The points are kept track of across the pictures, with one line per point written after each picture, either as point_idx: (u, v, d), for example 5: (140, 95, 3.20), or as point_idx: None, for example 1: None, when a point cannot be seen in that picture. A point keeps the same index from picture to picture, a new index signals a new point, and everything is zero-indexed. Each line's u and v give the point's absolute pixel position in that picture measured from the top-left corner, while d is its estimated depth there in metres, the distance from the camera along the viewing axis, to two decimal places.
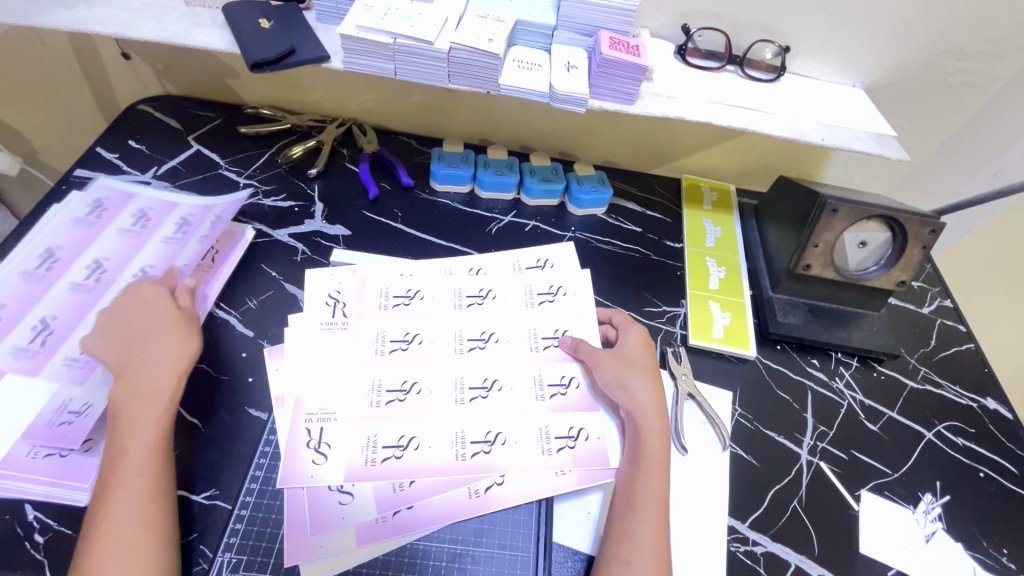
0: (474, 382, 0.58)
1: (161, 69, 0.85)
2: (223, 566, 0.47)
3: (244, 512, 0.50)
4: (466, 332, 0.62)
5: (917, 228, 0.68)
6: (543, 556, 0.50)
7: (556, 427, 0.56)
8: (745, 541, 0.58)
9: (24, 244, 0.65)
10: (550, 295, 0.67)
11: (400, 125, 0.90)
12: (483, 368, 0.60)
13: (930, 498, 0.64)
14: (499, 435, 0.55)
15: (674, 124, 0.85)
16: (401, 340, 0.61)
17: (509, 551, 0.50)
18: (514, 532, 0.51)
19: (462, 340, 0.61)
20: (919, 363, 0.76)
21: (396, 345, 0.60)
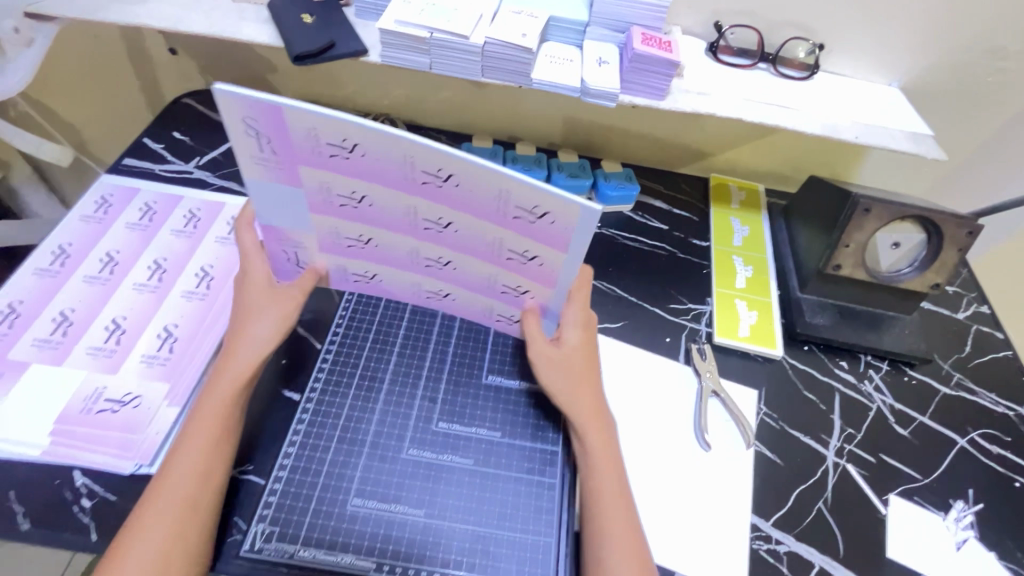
0: (429, 253, 0.51)
1: (205, 63, 0.88)
2: (257, 535, 0.48)
3: (277, 485, 0.51)
4: (422, 250, 0.51)
5: (954, 230, 0.67)
6: (566, 543, 0.51)
7: (506, 278, 0.51)
8: (768, 540, 0.58)
9: (68, 224, 0.68)
10: (529, 215, 0.44)
11: (430, 121, 0.91)
12: (443, 286, 0.55)
13: (961, 505, 0.62)
14: (451, 261, 0.51)
15: (703, 121, 0.85)
16: (354, 239, 0.51)
17: (531, 535, 0.51)
18: (536, 517, 0.52)
19: (417, 257, 0.52)
20: (953, 369, 0.74)
21: (350, 242, 0.52)
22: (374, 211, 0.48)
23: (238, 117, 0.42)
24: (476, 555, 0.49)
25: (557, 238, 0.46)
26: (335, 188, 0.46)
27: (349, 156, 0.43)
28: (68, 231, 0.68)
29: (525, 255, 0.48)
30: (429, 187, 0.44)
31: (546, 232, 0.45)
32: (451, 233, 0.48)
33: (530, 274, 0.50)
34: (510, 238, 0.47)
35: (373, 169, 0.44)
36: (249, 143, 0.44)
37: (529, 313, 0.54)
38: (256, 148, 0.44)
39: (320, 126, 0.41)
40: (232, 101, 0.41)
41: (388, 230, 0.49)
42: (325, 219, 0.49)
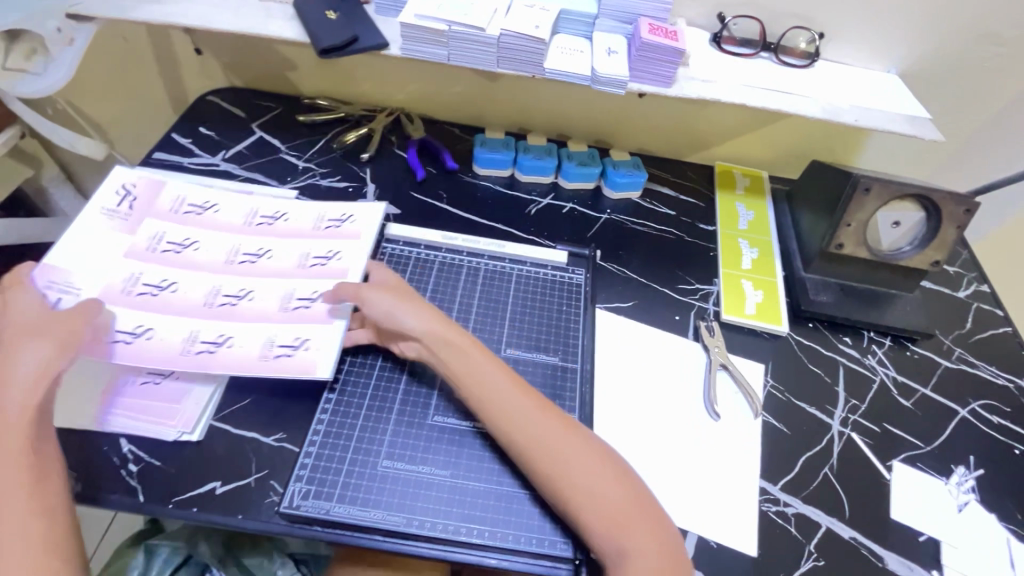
0: (229, 290, 0.62)
1: (229, 63, 0.92)
2: (295, 494, 0.52)
3: (312, 449, 0.55)
4: (297, 292, 0.63)
5: (951, 208, 0.70)
6: None
7: (300, 291, 0.63)
8: (776, 502, 0.60)
9: None
10: (337, 222, 0.70)
11: (443, 115, 0.95)
12: (298, 329, 0.60)
13: (963, 471, 0.65)
14: (249, 293, 0.63)
15: (707, 110, 0.88)
16: (233, 296, 0.62)
17: None
18: None
19: (215, 295, 0.62)
20: (954, 344, 0.77)
21: (226, 300, 0.62)
22: (269, 261, 0.66)
23: (123, 186, 0.69)
24: (499, 510, 0.53)
25: (356, 232, 0.69)
26: (167, 237, 0.66)
27: (201, 212, 0.69)
28: None
29: (326, 257, 0.66)
30: (262, 226, 0.69)
31: (344, 232, 0.69)
32: (263, 260, 0.66)
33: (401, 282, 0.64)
34: (314, 247, 0.67)
35: (212, 221, 0.69)
36: (114, 200, 0.67)
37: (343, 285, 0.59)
38: (121, 206, 0.67)
39: (189, 193, 0.71)
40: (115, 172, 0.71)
41: (192, 271, 0.63)
42: (134, 263, 0.63)
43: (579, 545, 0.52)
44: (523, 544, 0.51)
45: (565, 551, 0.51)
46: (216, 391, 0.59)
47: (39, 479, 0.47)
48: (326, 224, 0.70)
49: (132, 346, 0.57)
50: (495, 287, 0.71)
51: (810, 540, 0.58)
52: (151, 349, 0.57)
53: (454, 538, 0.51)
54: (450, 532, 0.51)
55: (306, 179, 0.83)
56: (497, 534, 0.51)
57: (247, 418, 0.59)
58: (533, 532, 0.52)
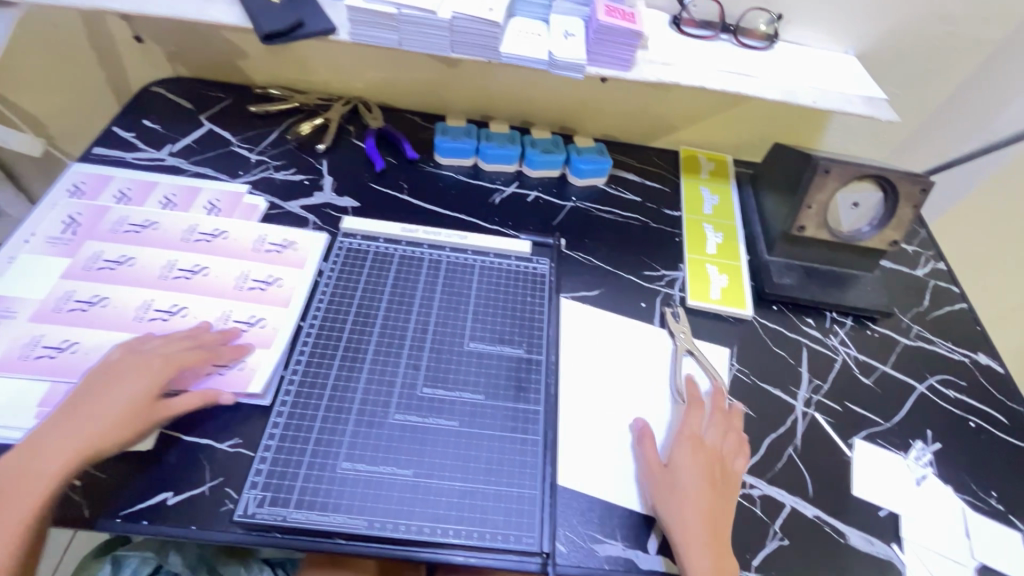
0: (161, 305, 0.62)
1: (173, 51, 0.87)
2: (250, 501, 0.51)
3: (267, 454, 0.53)
4: (233, 313, 0.62)
5: (909, 187, 0.70)
6: (548, 493, 0.55)
7: (238, 311, 0.63)
8: (742, 485, 0.60)
9: (42, 213, 0.68)
10: (279, 246, 0.69)
11: (403, 103, 0.92)
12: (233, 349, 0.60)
13: (921, 445, 0.66)
14: (183, 309, 0.62)
15: (671, 94, 0.87)
16: (164, 311, 0.61)
17: (516, 488, 0.55)
18: (521, 471, 0.56)
19: (146, 310, 0.61)
20: (912, 322, 0.78)
21: (157, 315, 0.61)
22: (205, 279, 0.65)
23: (61, 209, 0.68)
24: (464, 509, 0.52)
25: (298, 257, 0.69)
26: (105, 255, 0.65)
27: (140, 230, 0.68)
28: (42, 220, 0.67)
29: (266, 281, 0.66)
30: (200, 242, 0.68)
31: (287, 258, 0.69)
32: (200, 277, 0.65)
33: (343, 310, 0.65)
34: (255, 270, 0.67)
35: (152, 237, 0.67)
36: (51, 225, 0.67)
37: (644, 436, 0.60)
38: (56, 229, 0.66)
39: (130, 212, 0.70)
40: (56, 192, 0.71)
41: (127, 288, 0.62)
42: (68, 282, 0.62)
43: (546, 539, 0.52)
44: (488, 541, 0.51)
45: (530, 546, 0.52)
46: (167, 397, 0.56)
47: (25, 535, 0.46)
48: (268, 246, 0.69)
49: (57, 361, 0.56)
50: (457, 279, 0.70)
51: (775, 521, 0.59)
52: (77, 361, 0.56)
53: (419, 539, 0.50)
54: (415, 533, 0.50)
55: (259, 172, 0.79)
56: (462, 533, 0.51)
57: (200, 424, 0.56)
58: (499, 529, 0.52)
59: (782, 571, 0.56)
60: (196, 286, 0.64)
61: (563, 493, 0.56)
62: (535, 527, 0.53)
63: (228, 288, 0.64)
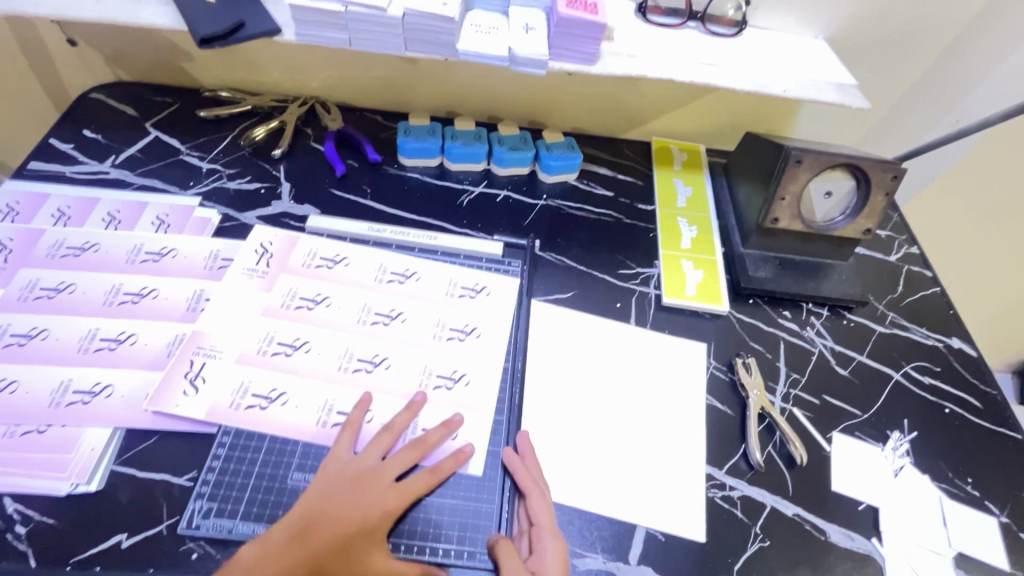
0: (107, 333, 0.58)
1: (111, 54, 0.82)
2: (195, 511, 0.51)
3: (210, 476, 0.52)
4: (278, 335, 0.60)
5: (880, 175, 0.69)
6: (507, 506, 0.55)
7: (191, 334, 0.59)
8: (721, 487, 0.60)
9: None
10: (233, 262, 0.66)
11: (363, 102, 0.88)
12: (274, 378, 0.58)
13: (898, 435, 0.66)
14: (131, 336, 0.58)
15: (640, 85, 0.85)
16: (111, 340, 0.58)
17: (474, 502, 0.54)
18: (479, 485, 0.55)
19: (90, 340, 0.57)
20: (887, 309, 0.78)
21: (103, 345, 0.57)
22: (154, 302, 0.61)
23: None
24: (420, 522, 0.52)
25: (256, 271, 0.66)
26: (42, 282, 0.61)
27: (80, 253, 0.63)
28: None
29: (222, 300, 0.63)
30: (148, 263, 0.64)
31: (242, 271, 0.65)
32: (148, 300, 0.61)
33: (314, 317, 0.62)
34: (208, 287, 0.63)
35: (95, 261, 0.63)
36: None
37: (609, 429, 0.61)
38: None
39: (69, 233, 0.65)
40: None
41: (70, 316, 0.59)
42: (3, 315, 0.58)
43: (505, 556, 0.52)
44: (441, 557, 0.51)
45: (484, 563, 0.51)
46: (115, 433, 0.53)
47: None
48: (220, 262, 0.66)
49: None
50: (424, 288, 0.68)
51: (756, 522, 0.58)
52: (16, 401, 0.53)
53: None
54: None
55: (211, 182, 0.75)
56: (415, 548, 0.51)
57: (154, 459, 0.53)
58: (454, 544, 0.52)
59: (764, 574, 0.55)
60: (145, 311, 0.60)
61: None
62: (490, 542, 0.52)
63: (179, 312, 0.61)
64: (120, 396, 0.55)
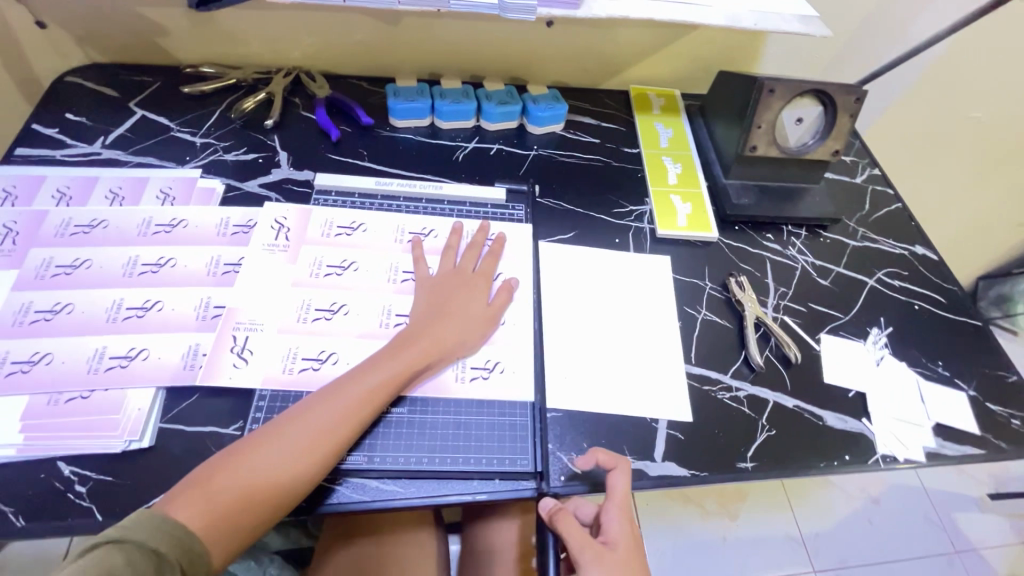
0: (132, 302, 0.59)
1: (83, 34, 0.80)
2: None
3: (259, 414, 0.55)
4: (313, 303, 0.62)
5: (844, 97, 0.75)
6: (537, 422, 0.59)
7: (217, 296, 0.61)
8: (729, 389, 0.65)
9: None
10: (246, 226, 0.67)
11: (346, 68, 0.89)
12: (321, 341, 0.59)
13: (876, 331, 0.74)
14: (157, 303, 0.59)
15: (616, 33, 0.88)
16: (138, 308, 0.59)
17: (508, 417, 0.59)
18: (510, 402, 0.59)
19: (117, 309, 0.58)
20: (857, 225, 0.85)
21: (131, 313, 0.58)
22: (174, 270, 0.62)
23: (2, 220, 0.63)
24: (461, 438, 0.56)
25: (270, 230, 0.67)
26: (57, 260, 0.61)
27: (90, 230, 0.64)
28: None
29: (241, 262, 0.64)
30: (160, 234, 0.65)
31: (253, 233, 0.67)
32: (167, 268, 0.62)
33: (342, 282, 0.64)
34: (225, 251, 0.64)
35: (107, 236, 0.63)
36: None
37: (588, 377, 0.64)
38: None
39: (74, 213, 0.65)
40: None
41: (91, 289, 0.59)
42: (24, 293, 0.58)
43: (540, 459, 0.57)
44: (484, 466, 0.55)
45: (526, 468, 0.56)
46: (157, 394, 0.55)
47: (358, 405, 0.52)
48: (233, 229, 0.67)
49: (31, 375, 0.53)
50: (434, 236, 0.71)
51: (761, 415, 0.64)
52: (55, 371, 0.54)
53: (421, 469, 0.54)
54: (415, 464, 0.54)
55: (207, 155, 0.75)
56: (460, 460, 0.55)
57: (201, 413, 0.55)
58: (494, 454, 0.56)
59: (773, 457, 0.61)
60: (166, 279, 0.61)
61: (570, 423, 0.60)
62: (528, 449, 0.57)
63: (201, 276, 0.62)
64: (156, 359, 0.56)
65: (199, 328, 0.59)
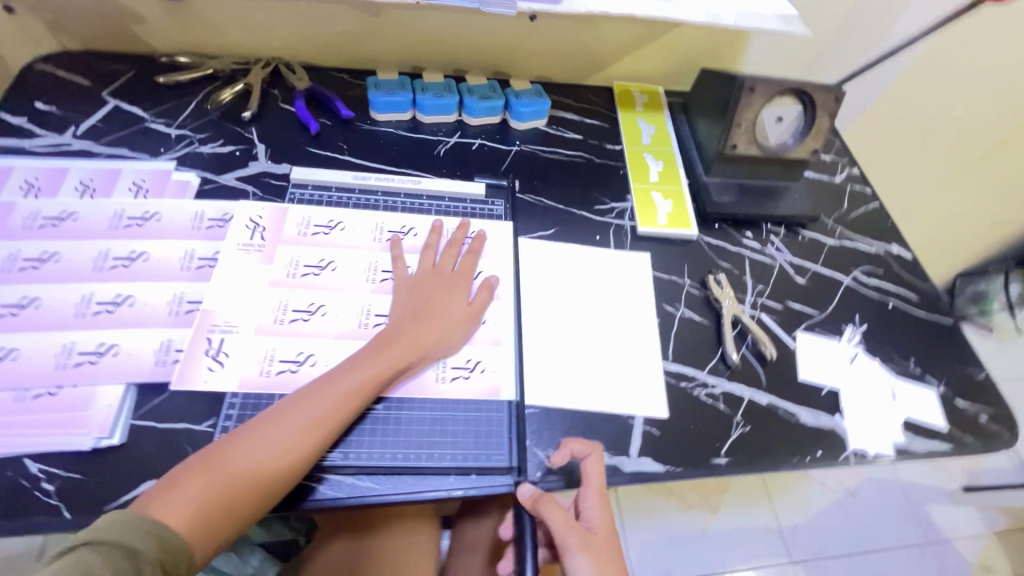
0: (103, 296, 0.58)
1: (53, 20, 0.78)
2: None
3: (232, 411, 0.54)
4: (291, 304, 0.61)
5: (824, 97, 0.76)
6: (513, 419, 0.59)
7: (190, 292, 0.60)
8: (705, 385, 0.66)
9: None
10: (220, 221, 0.66)
11: (327, 60, 0.87)
12: (299, 342, 0.59)
13: (850, 329, 0.75)
14: (128, 298, 0.58)
15: (600, 29, 0.88)
16: (108, 303, 0.58)
17: (485, 412, 0.59)
18: (487, 398, 0.60)
19: (87, 304, 0.57)
20: (835, 224, 0.86)
21: (101, 308, 0.57)
22: (146, 264, 0.61)
23: None
24: (437, 434, 0.57)
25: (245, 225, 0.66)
26: (25, 253, 0.59)
27: (59, 223, 0.62)
28: None
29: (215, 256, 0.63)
30: (132, 227, 0.63)
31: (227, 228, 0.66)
32: (139, 262, 0.61)
33: (322, 282, 0.63)
34: (198, 246, 0.63)
35: (77, 229, 0.62)
36: None
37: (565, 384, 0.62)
38: None
39: (43, 205, 0.63)
40: None
41: (60, 283, 0.58)
42: None
43: (516, 454, 0.57)
44: (460, 462, 0.56)
45: (502, 463, 0.56)
46: (128, 390, 0.54)
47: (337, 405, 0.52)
48: (207, 223, 0.66)
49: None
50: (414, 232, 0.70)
51: (736, 411, 0.65)
52: (22, 367, 0.53)
53: (395, 465, 0.54)
54: (390, 460, 0.54)
55: (183, 147, 0.74)
56: (435, 456, 0.55)
57: (174, 410, 0.54)
58: (471, 449, 0.56)
59: (747, 452, 0.62)
60: (138, 273, 0.60)
61: (546, 419, 0.60)
62: (504, 445, 0.57)
63: (174, 271, 0.61)
64: (126, 355, 0.55)
65: (173, 323, 0.58)
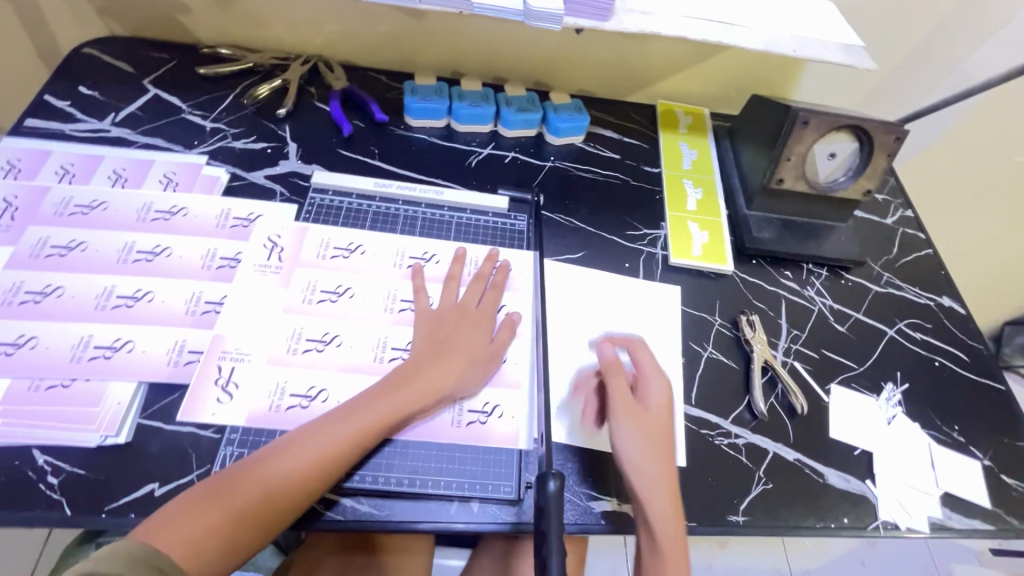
0: (123, 290, 0.58)
1: (102, 6, 0.79)
2: (228, 457, 0.52)
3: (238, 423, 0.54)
4: (305, 333, 0.60)
5: (883, 136, 0.71)
6: (522, 454, 0.57)
7: (209, 292, 0.59)
8: (728, 435, 0.63)
9: None
10: (245, 221, 0.66)
11: (366, 60, 0.86)
12: (309, 376, 0.57)
13: (890, 387, 0.70)
14: (148, 293, 0.58)
15: (647, 46, 0.84)
16: (128, 297, 0.58)
17: (495, 440, 0.57)
18: (498, 426, 0.57)
19: (107, 297, 0.57)
20: (882, 269, 0.81)
21: (120, 301, 0.57)
22: (169, 260, 0.61)
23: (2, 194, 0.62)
24: (444, 460, 0.55)
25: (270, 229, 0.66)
26: (53, 240, 0.60)
27: (89, 211, 0.63)
28: None
29: (236, 257, 0.63)
30: (158, 221, 0.63)
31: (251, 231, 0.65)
32: (162, 258, 0.61)
33: (338, 311, 0.62)
34: (221, 245, 0.63)
35: (105, 219, 0.62)
36: None
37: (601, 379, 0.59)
38: None
39: (75, 191, 0.64)
40: None
41: (84, 273, 0.58)
42: (16, 271, 0.57)
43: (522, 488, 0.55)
44: (465, 490, 0.54)
45: (507, 496, 0.54)
46: (139, 388, 0.54)
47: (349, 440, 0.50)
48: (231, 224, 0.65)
49: (15, 357, 0.53)
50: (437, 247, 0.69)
51: (759, 466, 0.61)
52: (40, 357, 0.53)
53: (399, 490, 0.53)
54: (394, 484, 0.53)
55: (216, 142, 0.74)
56: (440, 483, 0.54)
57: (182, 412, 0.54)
58: (477, 479, 0.54)
59: (766, 511, 0.58)
60: (159, 268, 0.60)
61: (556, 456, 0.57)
62: (512, 477, 0.55)
63: (194, 270, 0.61)
64: (141, 352, 0.55)
65: (189, 323, 0.58)
